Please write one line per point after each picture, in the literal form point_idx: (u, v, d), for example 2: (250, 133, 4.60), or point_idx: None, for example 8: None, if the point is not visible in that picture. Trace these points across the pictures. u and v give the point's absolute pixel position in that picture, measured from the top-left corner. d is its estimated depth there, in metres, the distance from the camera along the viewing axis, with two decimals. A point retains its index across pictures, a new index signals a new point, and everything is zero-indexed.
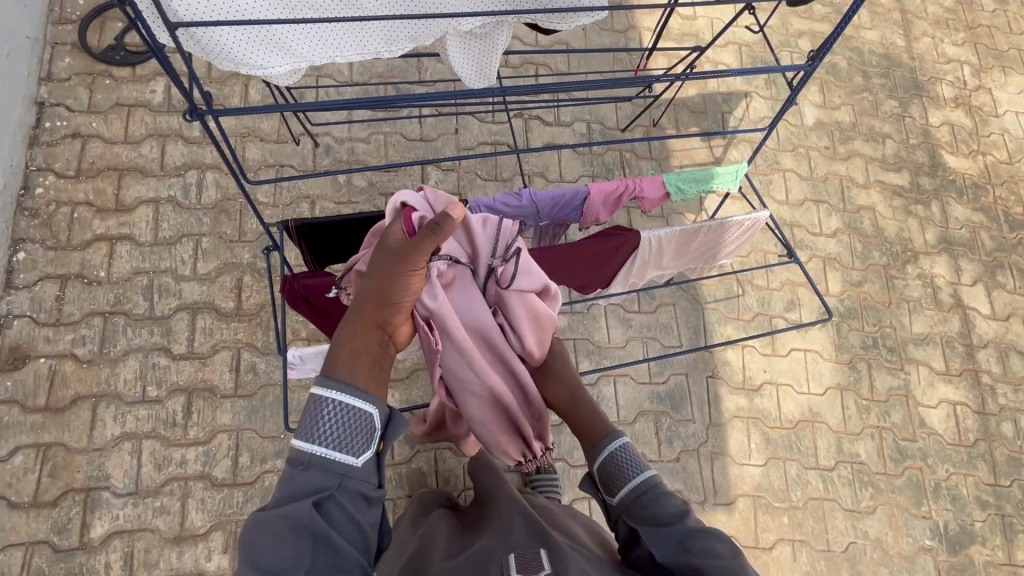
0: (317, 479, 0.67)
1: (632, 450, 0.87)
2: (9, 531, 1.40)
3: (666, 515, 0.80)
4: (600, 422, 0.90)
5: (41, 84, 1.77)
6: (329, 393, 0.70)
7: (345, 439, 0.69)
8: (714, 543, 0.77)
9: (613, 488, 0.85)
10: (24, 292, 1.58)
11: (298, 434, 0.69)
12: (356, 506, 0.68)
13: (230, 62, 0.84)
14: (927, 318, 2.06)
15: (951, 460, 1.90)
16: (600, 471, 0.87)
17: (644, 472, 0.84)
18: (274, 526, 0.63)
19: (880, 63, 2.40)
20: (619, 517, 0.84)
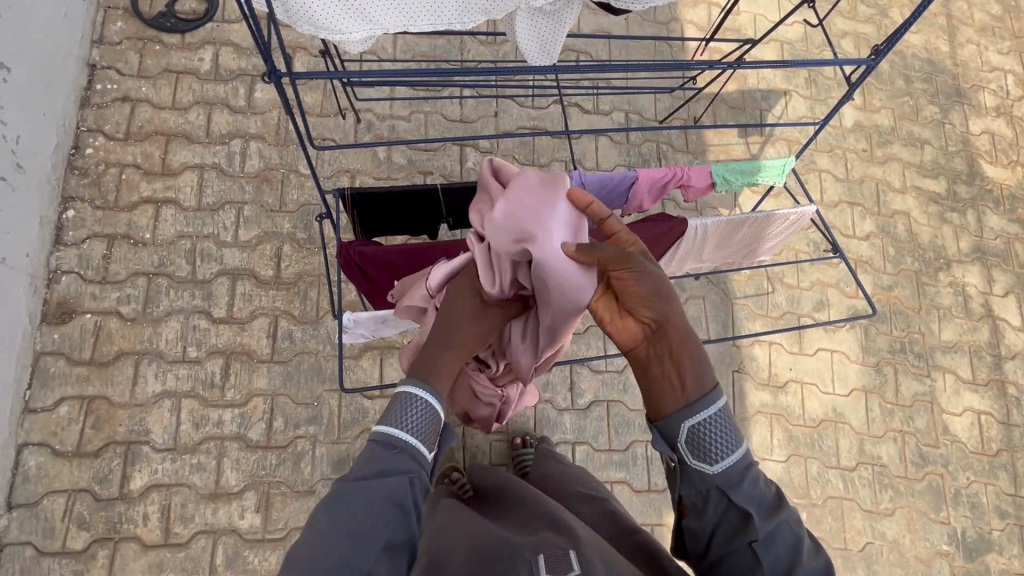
0: (404, 460, 0.77)
1: (729, 417, 0.76)
2: (52, 478, 1.45)
3: (766, 498, 0.74)
4: (703, 372, 0.78)
5: (93, 47, 1.80)
6: (414, 393, 0.83)
7: (424, 435, 0.81)
8: (802, 533, 0.73)
9: (709, 456, 0.74)
10: (72, 249, 1.62)
11: (387, 421, 0.80)
12: (424, 493, 0.78)
13: (310, 26, 0.86)
14: (957, 326, 2.05)
15: (972, 468, 1.91)
16: (692, 432, 0.75)
17: (741, 447, 0.75)
18: (367, 489, 0.73)
19: (922, 68, 2.37)
20: (711, 488, 0.74)
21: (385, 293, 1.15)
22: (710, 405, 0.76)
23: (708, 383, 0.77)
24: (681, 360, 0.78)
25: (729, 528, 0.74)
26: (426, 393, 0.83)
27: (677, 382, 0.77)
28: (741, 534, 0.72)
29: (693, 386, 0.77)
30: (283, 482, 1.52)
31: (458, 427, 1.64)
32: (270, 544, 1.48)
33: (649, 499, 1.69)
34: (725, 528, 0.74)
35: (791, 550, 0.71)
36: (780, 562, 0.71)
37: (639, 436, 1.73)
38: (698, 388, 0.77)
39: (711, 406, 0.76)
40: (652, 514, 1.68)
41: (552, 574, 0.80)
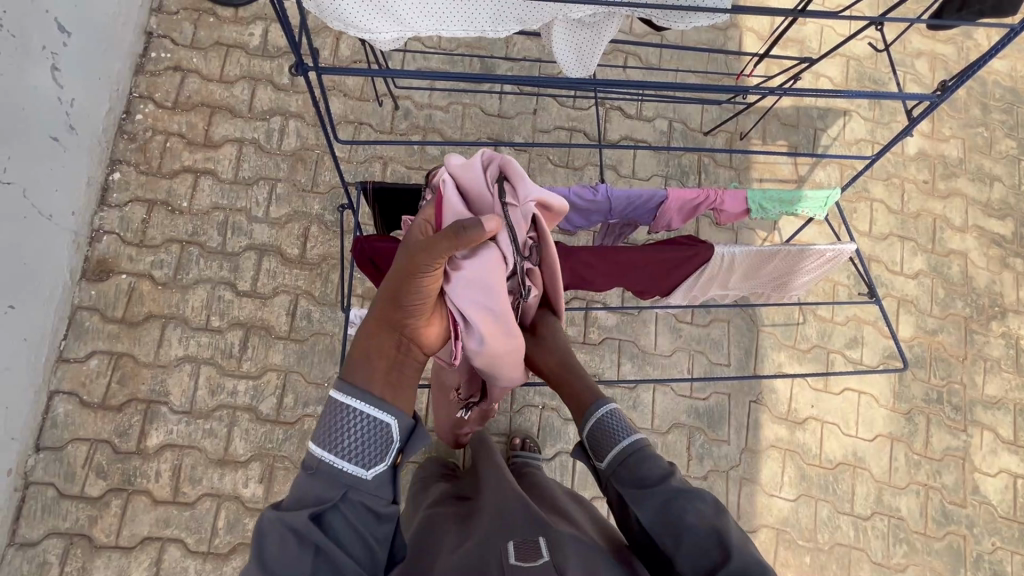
0: (329, 485, 0.67)
1: (620, 416, 0.92)
2: (78, 426, 1.54)
3: (652, 474, 0.84)
4: (591, 391, 0.98)
5: (152, 15, 1.85)
6: (346, 401, 0.70)
7: (359, 449, 0.69)
8: (698, 506, 0.78)
9: (602, 452, 0.90)
10: (115, 211, 1.69)
11: (314, 441, 0.69)
12: (363, 519, 0.67)
13: (340, 22, 0.85)
14: (1003, 381, 1.91)
15: (1000, 534, 1.79)
16: (590, 438, 0.92)
17: (631, 435, 0.89)
18: (279, 531, 0.63)
19: (1004, 97, 2.18)
20: (608, 480, 0.88)
21: None
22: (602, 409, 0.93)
23: (598, 397, 0.96)
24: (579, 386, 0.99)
25: (623, 504, 0.86)
26: (360, 397, 0.70)
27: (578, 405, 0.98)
28: (629, 511, 0.83)
29: (583, 405, 0.97)
30: (287, 457, 1.57)
31: None
32: None
33: None
34: (622, 508, 0.86)
35: (684, 518, 0.78)
36: (670, 520, 0.78)
37: None
38: (589, 403, 0.96)
39: (603, 410, 0.93)
40: None
41: (522, 558, 0.80)
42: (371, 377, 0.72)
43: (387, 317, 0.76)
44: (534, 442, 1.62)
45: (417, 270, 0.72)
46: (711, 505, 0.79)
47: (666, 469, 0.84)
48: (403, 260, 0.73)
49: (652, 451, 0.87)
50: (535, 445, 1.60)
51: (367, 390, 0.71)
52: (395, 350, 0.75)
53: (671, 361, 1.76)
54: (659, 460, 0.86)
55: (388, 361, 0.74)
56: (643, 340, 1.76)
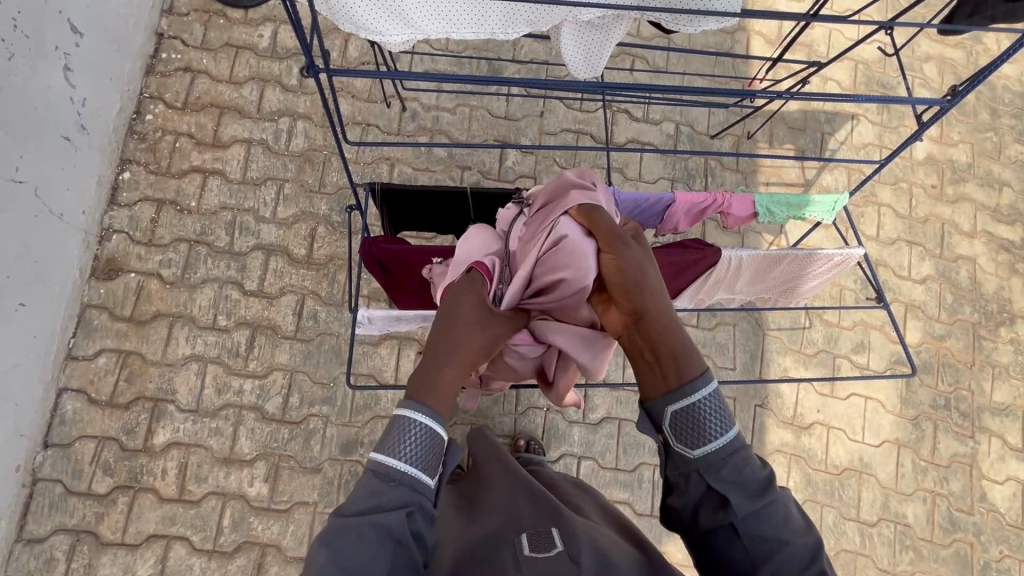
0: (403, 495, 0.70)
1: (721, 400, 0.72)
2: (86, 423, 1.55)
3: (755, 482, 0.70)
4: (690, 349, 0.74)
5: (162, 16, 1.87)
6: (414, 418, 0.72)
7: (427, 464, 0.72)
8: (789, 510, 0.71)
9: (694, 441, 0.71)
10: (125, 210, 1.71)
11: (382, 451, 0.71)
12: (428, 523, 0.71)
13: (351, 25, 0.85)
14: (1011, 388, 1.90)
15: (1007, 542, 1.77)
16: (676, 416, 0.72)
17: (732, 429, 0.72)
18: (360, 531, 0.66)
19: (1013, 102, 2.17)
20: (693, 472, 0.71)
21: (405, 291, 1.14)
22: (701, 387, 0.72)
23: (698, 364, 0.73)
24: (673, 340, 0.74)
25: (711, 505, 0.71)
26: (424, 415, 0.72)
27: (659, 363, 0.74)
28: (726, 517, 0.70)
29: (675, 367, 0.73)
30: (292, 457, 1.58)
31: (466, 425, 1.65)
32: (274, 514, 1.54)
33: (650, 524, 1.65)
34: (708, 505, 0.71)
35: (782, 530, 0.69)
36: (767, 541, 0.69)
37: (648, 459, 1.69)
38: (683, 369, 0.73)
39: (702, 388, 0.72)
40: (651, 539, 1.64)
41: (535, 548, 0.85)
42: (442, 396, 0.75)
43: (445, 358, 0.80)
44: (538, 445, 1.62)
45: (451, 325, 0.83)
46: (797, 514, 0.72)
47: (766, 472, 0.71)
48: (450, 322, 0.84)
49: (748, 452, 0.72)
50: (539, 448, 1.60)
51: (433, 406, 0.74)
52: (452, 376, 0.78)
53: None
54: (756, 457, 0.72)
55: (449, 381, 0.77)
56: None
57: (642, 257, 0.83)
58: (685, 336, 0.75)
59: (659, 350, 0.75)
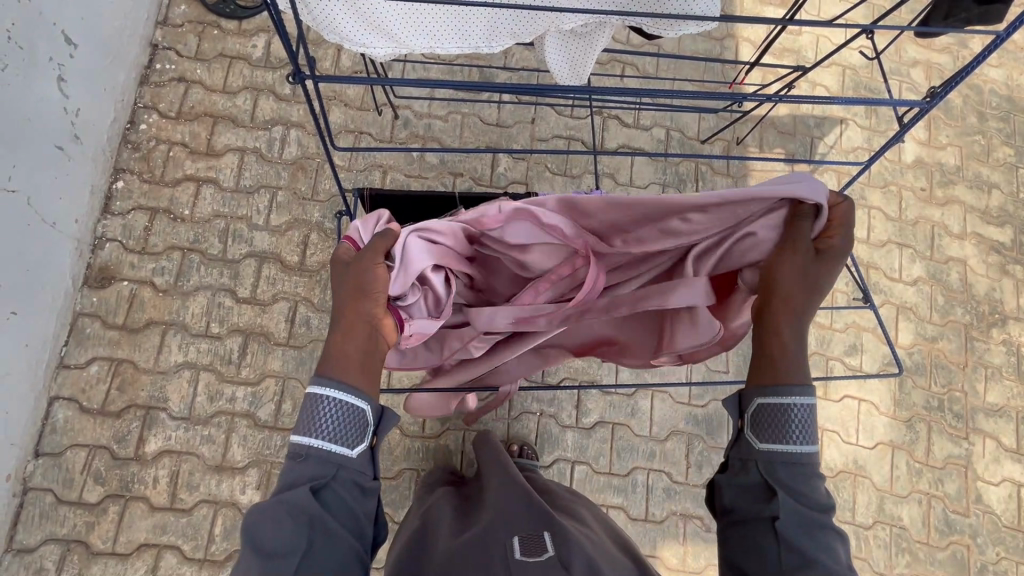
0: (313, 469, 0.75)
1: (810, 418, 0.81)
2: (78, 432, 1.54)
3: (810, 498, 0.78)
4: (801, 368, 0.83)
5: (157, 28, 1.89)
6: (321, 393, 0.77)
7: (339, 431, 0.77)
8: (831, 546, 0.77)
9: (769, 435, 0.80)
10: (118, 219, 1.72)
11: (297, 432, 0.77)
12: (351, 492, 0.76)
13: (336, 35, 0.87)
14: (1005, 389, 1.90)
15: (1004, 543, 1.77)
16: (763, 409, 0.81)
17: (811, 446, 0.80)
18: (276, 512, 0.71)
19: (1000, 105, 2.19)
20: (754, 461, 0.81)
21: None
22: (798, 397, 0.81)
23: (799, 385, 0.82)
24: (790, 350, 0.84)
25: (758, 494, 0.80)
26: (333, 387, 0.78)
27: (770, 367, 0.83)
28: (769, 508, 0.77)
29: (780, 376, 0.82)
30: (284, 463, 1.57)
31: (458, 430, 1.64)
32: None
33: (645, 529, 1.64)
34: (753, 496, 0.80)
35: (819, 551, 0.75)
36: (798, 549, 0.75)
37: (642, 463, 1.68)
38: (787, 378, 0.82)
39: (800, 398, 0.81)
40: (645, 544, 1.64)
41: (527, 554, 0.85)
42: (345, 367, 0.80)
43: (353, 315, 0.84)
44: (531, 450, 1.62)
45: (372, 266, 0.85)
46: (840, 551, 0.77)
47: (825, 498, 0.79)
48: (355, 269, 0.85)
49: (812, 474, 0.80)
50: (532, 453, 1.60)
51: (339, 378, 0.79)
52: (365, 341, 0.83)
53: (670, 368, 1.75)
54: (818, 484, 0.80)
55: (359, 352, 0.82)
56: None
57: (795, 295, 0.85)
58: (800, 354, 0.84)
59: (769, 351, 0.84)
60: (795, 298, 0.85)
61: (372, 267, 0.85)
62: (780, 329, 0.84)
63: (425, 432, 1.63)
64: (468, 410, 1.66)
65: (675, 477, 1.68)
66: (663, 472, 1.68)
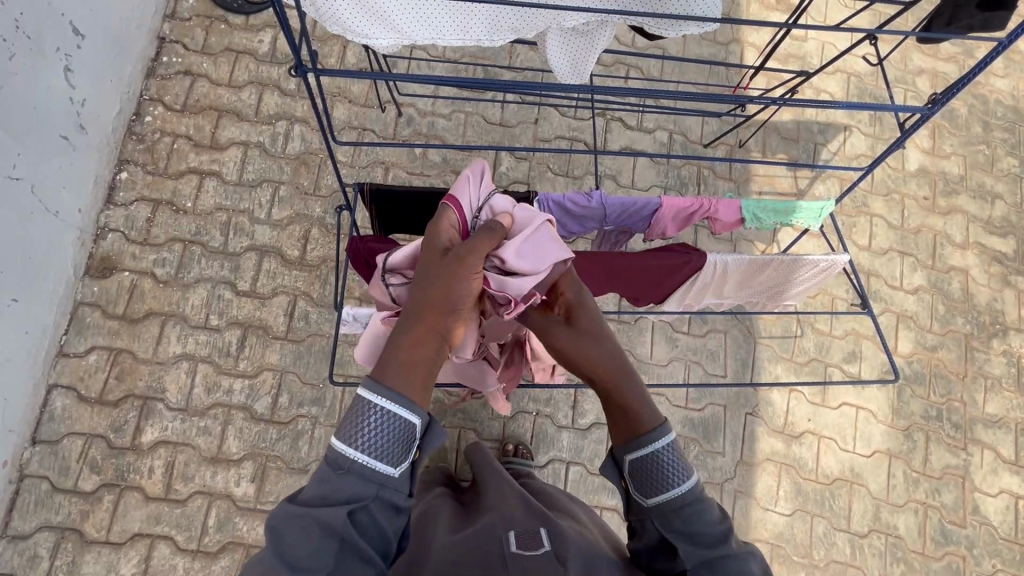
0: (351, 486, 0.67)
1: (677, 450, 0.74)
2: (75, 420, 1.55)
3: (708, 533, 0.72)
4: (649, 409, 0.76)
5: (165, 21, 1.90)
6: (374, 398, 0.68)
7: (387, 448, 0.68)
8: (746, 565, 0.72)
9: (651, 491, 0.73)
10: (121, 209, 1.72)
11: (339, 438, 0.68)
12: (386, 515, 0.69)
13: (338, 27, 0.87)
14: (1004, 400, 1.89)
15: (1000, 555, 1.76)
16: (634, 469, 0.74)
17: (688, 480, 0.73)
18: (302, 523, 0.65)
19: (1006, 115, 2.19)
20: (647, 519, 0.75)
21: None
22: (659, 439, 0.74)
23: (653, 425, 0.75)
24: (632, 396, 0.76)
25: (666, 551, 0.75)
26: (388, 396, 0.69)
27: (624, 425, 0.76)
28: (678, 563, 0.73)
29: (636, 426, 0.75)
30: (279, 457, 1.57)
31: (454, 428, 1.64)
32: (260, 515, 1.53)
33: None
34: (665, 548, 0.75)
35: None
36: None
37: None
38: (644, 423, 0.75)
39: (660, 441, 0.73)
40: None
41: (524, 548, 0.85)
42: (407, 383, 0.70)
43: (430, 320, 0.75)
44: (527, 449, 1.62)
45: (464, 271, 0.77)
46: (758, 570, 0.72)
47: (723, 525, 0.72)
48: (445, 269, 0.77)
49: (706, 498, 0.73)
50: (528, 453, 1.60)
51: (398, 391, 0.69)
52: (434, 355, 0.73)
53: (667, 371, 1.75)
54: (714, 509, 0.73)
55: (424, 368, 0.72)
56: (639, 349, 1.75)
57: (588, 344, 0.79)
58: (642, 393, 0.76)
59: (617, 409, 0.76)
60: (595, 356, 0.78)
61: (468, 278, 0.77)
62: (610, 389, 0.77)
63: None
64: (464, 409, 1.66)
65: None
66: None
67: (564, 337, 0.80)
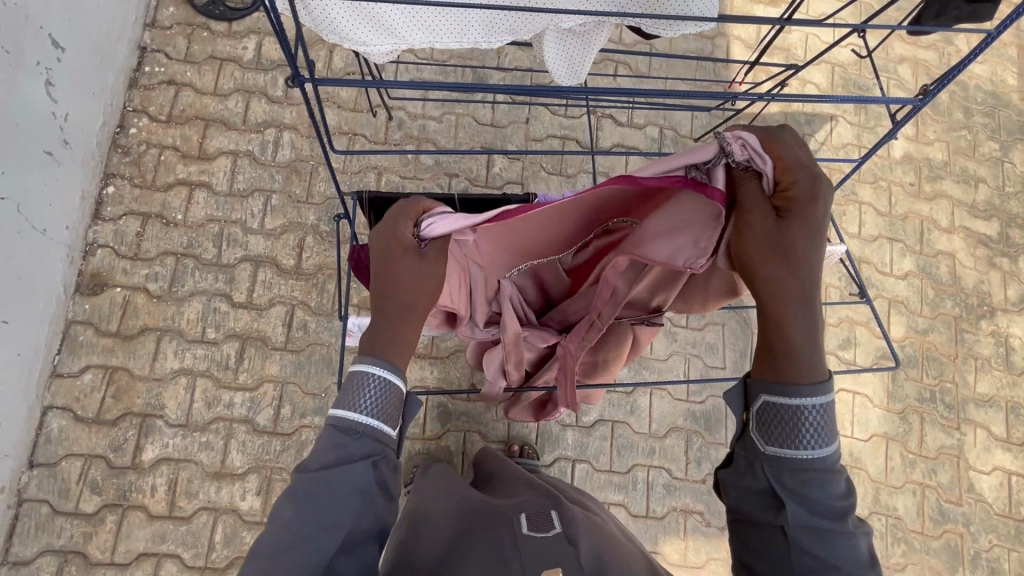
0: (365, 447, 0.76)
1: (824, 418, 0.76)
2: (72, 441, 1.52)
3: (823, 504, 0.75)
4: (815, 362, 0.77)
5: (145, 30, 1.86)
6: (371, 371, 0.78)
7: (387, 414, 0.78)
8: (852, 545, 0.74)
9: (775, 438, 0.76)
10: (109, 224, 1.69)
11: (340, 409, 0.77)
12: (394, 473, 0.78)
13: (335, 35, 0.87)
14: (994, 379, 1.94)
15: (996, 531, 1.80)
16: (769, 408, 0.77)
17: (826, 448, 0.76)
18: (324, 485, 0.72)
19: (985, 101, 2.23)
20: (761, 460, 0.78)
21: None
22: (809, 399, 0.76)
23: (817, 378, 0.76)
24: (804, 343, 0.76)
25: (766, 500, 0.77)
26: (382, 367, 0.79)
27: (775, 359, 0.77)
28: (777, 517, 0.75)
29: (788, 370, 0.76)
30: (284, 469, 1.56)
31: (461, 432, 1.64)
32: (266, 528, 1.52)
33: (647, 526, 1.65)
34: (763, 501, 0.77)
35: (834, 554, 0.73)
36: (815, 556, 0.73)
37: (642, 460, 1.69)
38: (798, 375, 0.76)
39: (812, 400, 0.76)
40: (647, 540, 1.65)
41: (534, 529, 0.86)
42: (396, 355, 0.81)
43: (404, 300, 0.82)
44: (532, 449, 1.62)
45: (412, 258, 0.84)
46: (862, 548, 0.74)
47: (840, 501, 0.75)
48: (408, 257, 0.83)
49: (831, 476, 0.76)
50: (533, 452, 1.60)
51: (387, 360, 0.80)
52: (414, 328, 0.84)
53: (668, 365, 1.77)
54: (839, 485, 0.76)
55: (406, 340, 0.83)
56: None
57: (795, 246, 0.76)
58: (811, 342, 0.76)
59: (777, 342, 0.77)
60: (777, 275, 0.76)
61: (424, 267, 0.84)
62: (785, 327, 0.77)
63: (426, 433, 1.63)
64: (469, 411, 1.66)
65: (675, 473, 1.70)
66: (664, 469, 1.70)
67: (754, 239, 0.77)
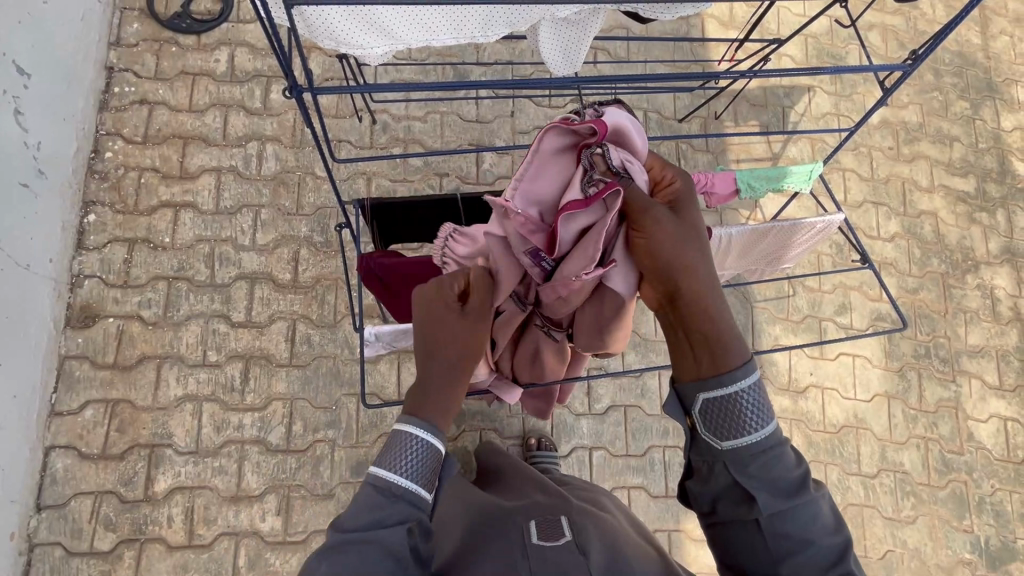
0: (404, 512, 0.70)
1: (761, 393, 0.72)
2: (80, 480, 1.48)
3: (786, 481, 0.70)
4: (736, 341, 0.73)
5: (110, 50, 1.79)
6: (415, 434, 0.74)
7: (425, 478, 0.73)
8: (819, 510, 0.70)
9: (727, 432, 0.71)
10: (94, 253, 1.64)
11: (381, 466, 0.72)
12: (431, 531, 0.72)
13: (331, 41, 0.86)
14: (984, 330, 2.01)
15: (998, 475, 1.88)
16: (709, 405, 0.72)
17: (769, 426, 0.71)
18: (361, 546, 0.67)
19: (953, 61, 2.29)
20: (718, 461, 0.72)
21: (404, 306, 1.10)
22: (743, 378, 0.72)
23: (741, 357, 0.73)
24: (719, 326, 0.73)
25: (734, 499, 0.71)
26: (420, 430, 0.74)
27: (704, 345, 0.73)
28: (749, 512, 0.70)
29: (715, 359, 0.72)
30: (302, 486, 1.54)
31: (476, 431, 1.64)
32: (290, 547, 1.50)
33: (667, 505, 1.68)
34: (730, 498, 0.72)
35: (807, 530, 0.69)
36: (795, 541, 0.68)
37: (657, 441, 1.71)
38: (725, 361, 0.72)
39: (744, 380, 0.72)
40: (669, 519, 1.67)
41: (543, 539, 0.85)
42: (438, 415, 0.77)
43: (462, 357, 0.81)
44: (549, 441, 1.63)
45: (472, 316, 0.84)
46: (829, 513, 0.71)
47: (798, 472, 0.71)
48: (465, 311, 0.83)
49: (782, 451, 0.72)
50: (551, 444, 1.61)
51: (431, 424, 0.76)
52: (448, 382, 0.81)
53: None
54: (789, 457, 0.72)
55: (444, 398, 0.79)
56: (644, 328, 1.79)
57: (679, 232, 0.75)
58: (730, 320, 0.74)
59: (699, 331, 0.74)
60: (698, 264, 0.75)
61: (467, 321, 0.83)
62: (697, 313, 0.74)
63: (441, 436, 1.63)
64: (483, 409, 1.65)
65: None
66: (679, 448, 1.72)
67: (672, 228, 0.75)
